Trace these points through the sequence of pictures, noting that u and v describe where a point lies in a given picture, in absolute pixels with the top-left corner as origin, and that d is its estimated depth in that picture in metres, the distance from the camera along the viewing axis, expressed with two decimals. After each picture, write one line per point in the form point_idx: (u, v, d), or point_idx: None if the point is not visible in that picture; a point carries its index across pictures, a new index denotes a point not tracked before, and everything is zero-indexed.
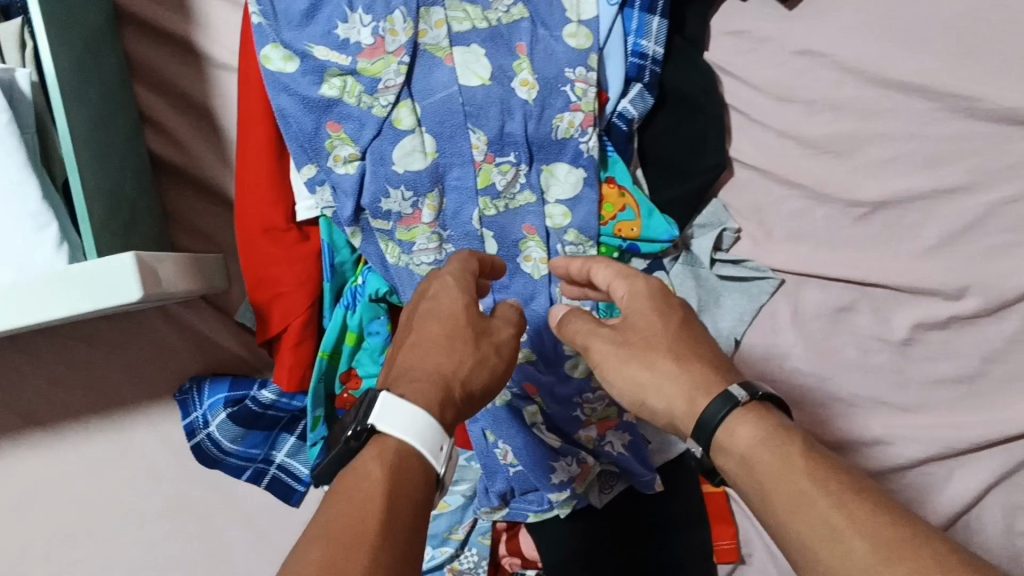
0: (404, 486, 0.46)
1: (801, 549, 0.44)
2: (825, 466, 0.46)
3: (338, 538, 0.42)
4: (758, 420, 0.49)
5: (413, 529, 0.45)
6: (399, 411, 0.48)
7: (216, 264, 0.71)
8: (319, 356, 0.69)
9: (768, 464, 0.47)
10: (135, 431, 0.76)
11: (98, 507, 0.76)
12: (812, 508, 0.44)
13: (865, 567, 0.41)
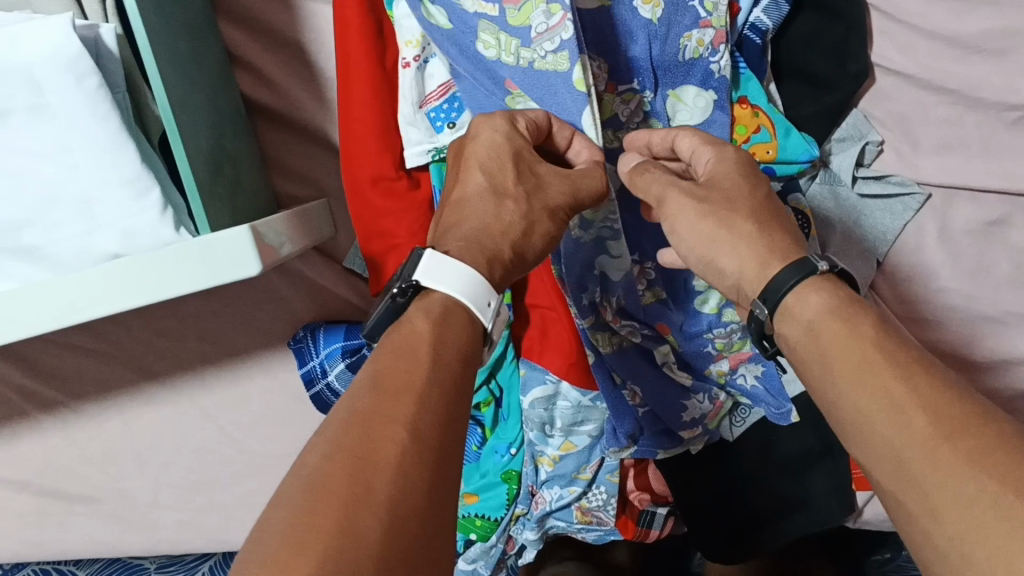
0: (449, 334, 0.46)
1: (863, 426, 0.42)
2: (894, 341, 0.44)
3: (387, 387, 0.42)
4: (830, 290, 0.47)
5: (459, 380, 0.45)
6: (443, 268, 0.48)
7: (320, 210, 0.68)
8: None
9: (835, 332, 0.45)
10: (251, 381, 0.73)
11: (223, 454, 0.75)
12: (876, 376, 0.42)
13: (924, 442, 0.39)
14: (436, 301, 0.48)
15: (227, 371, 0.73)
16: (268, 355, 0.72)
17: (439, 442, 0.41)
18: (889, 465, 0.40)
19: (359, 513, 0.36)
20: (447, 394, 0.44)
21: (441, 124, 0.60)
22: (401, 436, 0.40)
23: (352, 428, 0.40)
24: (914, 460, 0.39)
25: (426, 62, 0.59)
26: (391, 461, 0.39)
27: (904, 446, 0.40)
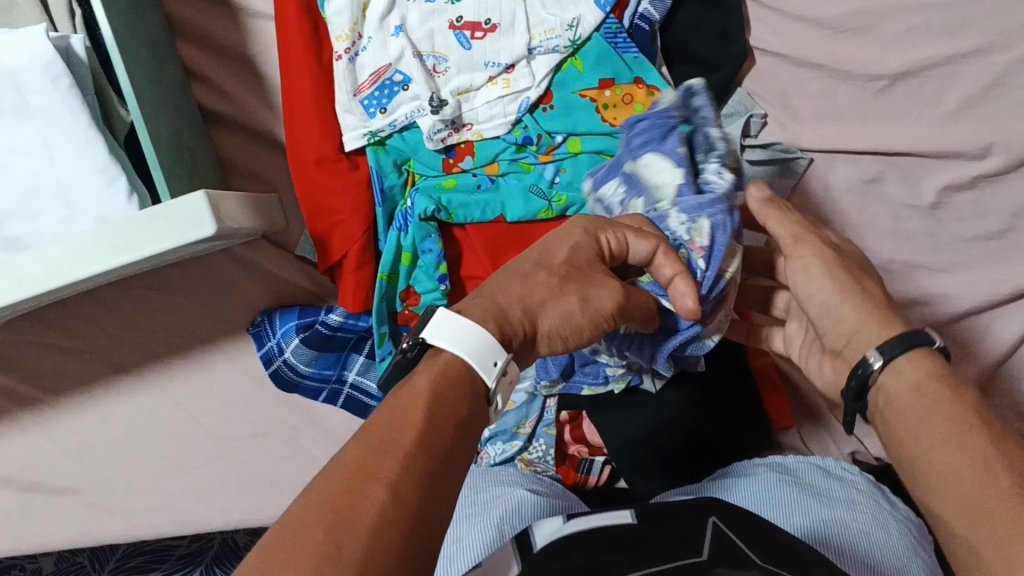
0: (449, 393, 0.45)
1: (942, 481, 0.45)
2: (983, 411, 0.46)
3: (374, 445, 0.41)
4: (932, 363, 0.50)
5: (453, 447, 0.44)
6: (449, 324, 0.47)
7: (274, 203, 0.76)
8: (379, 277, 0.74)
9: (938, 394, 0.48)
10: (216, 365, 0.80)
11: (192, 440, 0.82)
12: (972, 443, 0.45)
13: (1007, 502, 0.42)
14: (440, 359, 0.46)
15: (194, 359, 0.80)
16: (228, 342, 0.80)
17: (423, 506, 0.40)
18: (968, 516, 0.43)
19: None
20: (441, 455, 0.42)
21: (374, 110, 0.69)
22: (382, 494, 0.39)
23: (336, 486, 0.39)
24: (995, 518, 0.41)
25: (356, 56, 0.68)
26: (372, 525, 0.38)
27: (986, 505, 0.42)
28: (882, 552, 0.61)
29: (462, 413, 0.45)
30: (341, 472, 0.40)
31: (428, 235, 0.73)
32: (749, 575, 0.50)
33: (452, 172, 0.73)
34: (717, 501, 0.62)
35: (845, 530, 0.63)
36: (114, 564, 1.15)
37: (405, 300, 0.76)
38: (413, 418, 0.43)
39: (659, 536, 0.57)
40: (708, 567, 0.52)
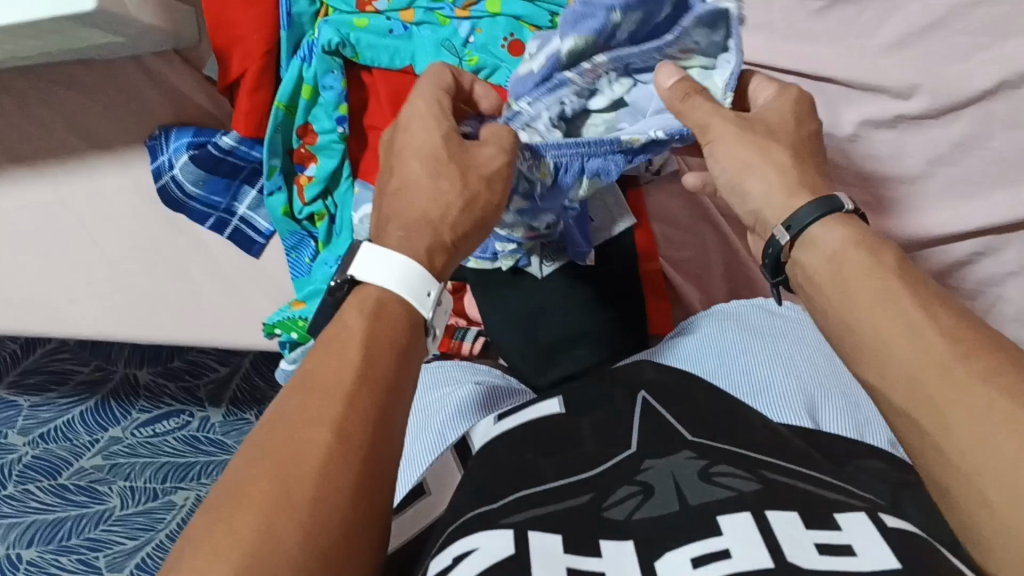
0: (383, 325, 0.49)
1: (874, 346, 0.45)
2: (909, 270, 0.47)
3: (317, 389, 0.46)
4: (845, 227, 0.49)
5: (394, 376, 0.48)
6: (378, 260, 0.51)
7: (186, 15, 0.75)
8: (275, 106, 0.72)
9: (859, 262, 0.47)
10: (108, 171, 0.79)
11: (77, 243, 0.82)
12: (896, 305, 0.45)
13: (943, 364, 0.42)
14: (369, 293, 0.51)
15: (87, 162, 0.79)
16: (125, 150, 0.79)
17: (370, 443, 0.45)
18: (904, 390, 0.43)
19: (279, 533, 0.40)
20: (382, 396, 0.47)
21: None
22: (325, 439, 0.44)
23: (279, 441, 0.44)
24: (936, 387, 0.42)
25: None
26: (318, 477, 0.42)
27: (919, 366, 0.43)
28: (823, 380, 0.61)
29: (395, 340, 0.49)
30: (284, 423, 0.45)
31: (330, 71, 0.71)
32: (681, 460, 0.51)
33: (365, 10, 0.71)
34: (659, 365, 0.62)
35: (789, 360, 0.63)
36: (13, 378, 1.16)
37: (301, 137, 0.74)
38: (351, 358, 0.47)
39: (588, 423, 0.57)
40: (641, 461, 0.52)
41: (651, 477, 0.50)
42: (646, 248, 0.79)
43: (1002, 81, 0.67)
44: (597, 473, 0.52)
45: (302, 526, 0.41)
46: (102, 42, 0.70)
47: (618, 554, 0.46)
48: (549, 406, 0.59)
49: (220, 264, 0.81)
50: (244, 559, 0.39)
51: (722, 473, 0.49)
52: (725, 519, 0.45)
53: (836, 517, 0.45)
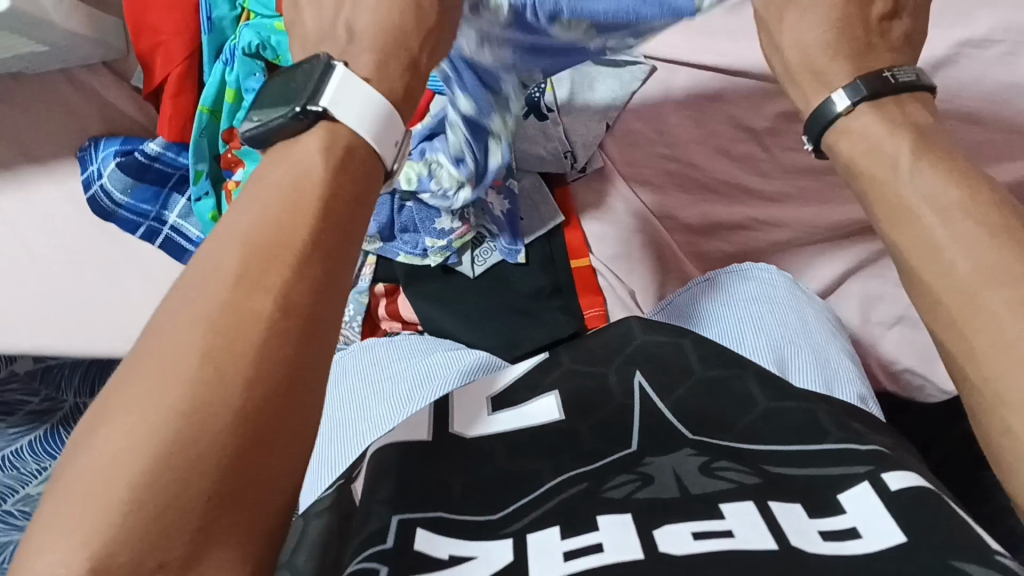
0: (346, 178, 0.44)
1: (908, 267, 0.45)
2: (953, 169, 0.44)
3: (261, 242, 0.40)
4: (884, 117, 0.47)
5: (346, 236, 0.43)
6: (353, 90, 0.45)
7: (111, 26, 0.76)
8: (200, 111, 0.73)
9: (903, 146, 0.45)
10: (41, 184, 0.81)
11: (17, 252, 0.84)
12: (912, 224, 0.44)
13: (968, 288, 0.41)
14: (343, 136, 0.44)
15: (21, 177, 0.81)
16: (56, 161, 0.81)
17: (314, 307, 0.40)
18: (929, 307, 0.43)
19: (213, 408, 0.36)
20: (330, 246, 0.42)
21: None
22: (270, 306, 0.39)
23: (216, 299, 0.39)
24: (957, 314, 0.41)
25: None
26: (257, 342, 0.38)
27: (944, 291, 0.42)
28: (798, 339, 0.63)
29: (353, 198, 0.44)
30: (225, 275, 0.39)
31: (252, 74, 0.70)
32: (682, 458, 0.51)
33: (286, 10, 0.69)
34: (648, 325, 0.62)
35: (762, 318, 0.64)
36: None
37: (226, 141, 0.74)
38: (306, 214, 0.41)
39: (587, 424, 0.54)
40: (641, 457, 0.52)
41: (651, 469, 0.50)
42: (572, 246, 0.80)
43: None
44: (595, 467, 0.51)
45: (247, 380, 0.37)
46: (25, 52, 0.72)
47: (618, 528, 0.45)
48: (549, 410, 0.56)
49: (152, 270, 0.83)
50: (185, 412, 0.35)
51: (724, 468, 0.50)
52: (727, 506, 0.46)
53: (840, 500, 0.46)
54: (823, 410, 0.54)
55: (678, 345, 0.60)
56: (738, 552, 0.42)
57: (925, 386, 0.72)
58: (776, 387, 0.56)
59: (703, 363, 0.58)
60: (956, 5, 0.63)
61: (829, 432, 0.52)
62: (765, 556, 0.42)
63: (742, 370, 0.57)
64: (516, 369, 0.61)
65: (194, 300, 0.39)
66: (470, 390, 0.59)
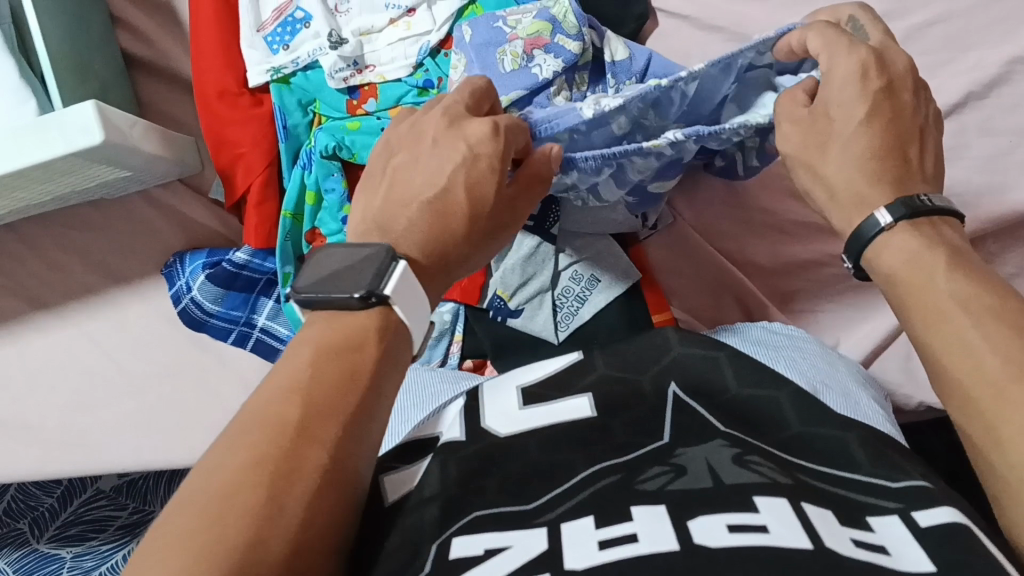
0: (380, 357, 0.49)
1: (940, 365, 0.48)
2: (976, 278, 0.48)
3: (318, 400, 0.45)
4: (916, 237, 0.51)
5: (376, 407, 0.48)
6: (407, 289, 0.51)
7: (187, 144, 0.80)
8: (284, 216, 0.75)
9: (937, 261, 0.50)
10: (128, 304, 0.84)
11: (107, 375, 0.85)
12: (952, 324, 0.47)
13: (997, 378, 0.44)
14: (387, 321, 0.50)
15: (110, 299, 0.84)
16: (141, 281, 0.83)
17: (352, 468, 0.45)
18: (961, 403, 0.46)
19: (267, 537, 0.39)
20: (368, 418, 0.47)
21: (277, 47, 0.73)
22: (322, 458, 0.43)
23: (277, 439, 0.43)
24: (989, 409, 0.44)
25: None
26: (310, 490, 0.42)
27: (976, 387, 0.45)
28: (828, 380, 0.62)
29: (386, 376, 0.49)
30: (284, 423, 0.43)
31: (331, 174, 0.73)
32: (716, 448, 0.51)
33: (356, 114, 0.74)
34: (684, 334, 0.62)
35: (794, 360, 0.63)
36: (53, 532, 1.15)
37: (310, 242, 0.76)
38: (353, 381, 0.47)
39: (621, 422, 0.55)
40: (673, 448, 0.52)
41: (685, 460, 0.51)
42: (653, 300, 0.82)
43: (967, 92, 0.69)
44: (629, 458, 0.52)
45: (302, 516, 0.41)
46: (110, 179, 0.74)
47: (652, 518, 0.45)
48: (580, 408, 0.57)
49: (240, 376, 0.84)
50: (257, 518, 0.39)
51: (757, 461, 0.49)
52: (761, 498, 0.45)
53: (870, 521, 0.46)
54: (854, 435, 0.53)
55: (713, 358, 0.60)
56: (775, 548, 0.41)
57: None
58: (808, 404, 0.56)
59: (738, 381, 0.58)
60: (998, 29, 0.68)
61: (862, 458, 0.52)
62: (800, 553, 0.41)
63: (778, 393, 0.57)
64: (552, 367, 0.61)
65: (265, 434, 0.43)
66: (502, 385, 0.60)
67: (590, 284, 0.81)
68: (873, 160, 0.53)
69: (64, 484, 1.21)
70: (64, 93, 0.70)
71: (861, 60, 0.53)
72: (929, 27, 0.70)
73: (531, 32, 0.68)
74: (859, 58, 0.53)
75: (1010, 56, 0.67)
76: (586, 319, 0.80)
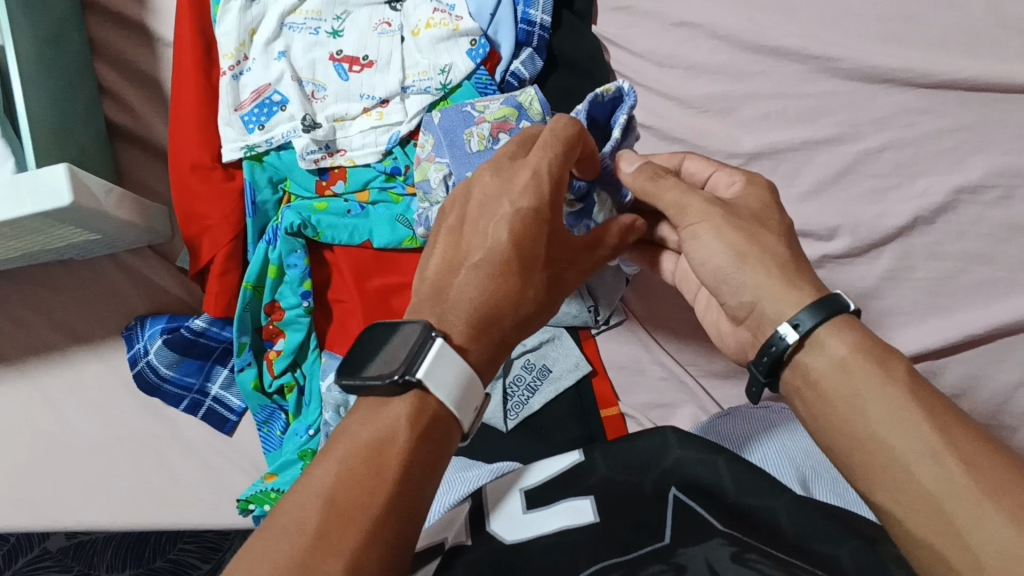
0: (427, 440, 0.48)
1: (900, 476, 0.46)
2: (924, 388, 0.48)
3: (339, 510, 0.45)
4: (850, 332, 0.51)
5: (418, 488, 0.47)
6: (443, 366, 0.48)
7: (159, 213, 0.83)
8: (244, 287, 0.78)
9: (869, 374, 0.49)
10: (88, 364, 0.85)
11: (55, 437, 0.85)
12: (912, 426, 0.46)
13: (970, 496, 0.43)
14: (427, 403, 0.48)
15: (72, 358, 0.85)
16: (104, 343, 0.85)
17: (383, 571, 0.44)
18: (922, 512, 0.44)
19: None
20: (405, 510, 0.46)
21: (252, 126, 0.76)
22: (339, 573, 0.43)
23: (292, 555, 0.43)
24: (959, 519, 0.43)
25: (239, 76, 0.76)
26: None
27: (946, 496, 0.44)
28: (815, 466, 0.64)
29: (431, 457, 0.48)
30: (303, 539, 0.44)
31: (294, 251, 0.77)
32: (715, 547, 0.54)
33: (324, 194, 0.78)
34: (684, 435, 0.61)
35: (784, 446, 0.66)
36: None
37: (270, 314, 0.79)
38: (387, 474, 0.46)
39: (623, 524, 0.58)
40: (673, 549, 0.55)
41: (685, 560, 0.53)
42: (602, 396, 0.84)
43: (915, 216, 0.71)
44: (630, 558, 0.55)
45: None
46: (79, 240, 0.77)
47: None
48: (582, 514, 0.59)
49: (191, 445, 0.84)
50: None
51: (757, 559, 0.51)
52: None
53: None
54: (846, 552, 0.53)
55: (711, 462, 0.59)
56: None
57: None
58: (807, 517, 0.56)
59: (737, 489, 0.58)
60: (944, 159, 0.71)
61: (851, 571, 0.52)
62: None
63: (775, 503, 0.57)
64: (551, 468, 0.62)
65: (339, 529, 0.44)
66: (504, 484, 0.62)
67: (541, 374, 0.84)
68: (801, 258, 0.56)
69: (11, 542, 1.18)
70: (43, 154, 0.72)
71: (766, 196, 0.58)
72: (878, 152, 0.72)
73: (498, 116, 0.72)
74: (759, 190, 0.59)
75: (957, 185, 0.70)
76: (536, 409, 0.82)
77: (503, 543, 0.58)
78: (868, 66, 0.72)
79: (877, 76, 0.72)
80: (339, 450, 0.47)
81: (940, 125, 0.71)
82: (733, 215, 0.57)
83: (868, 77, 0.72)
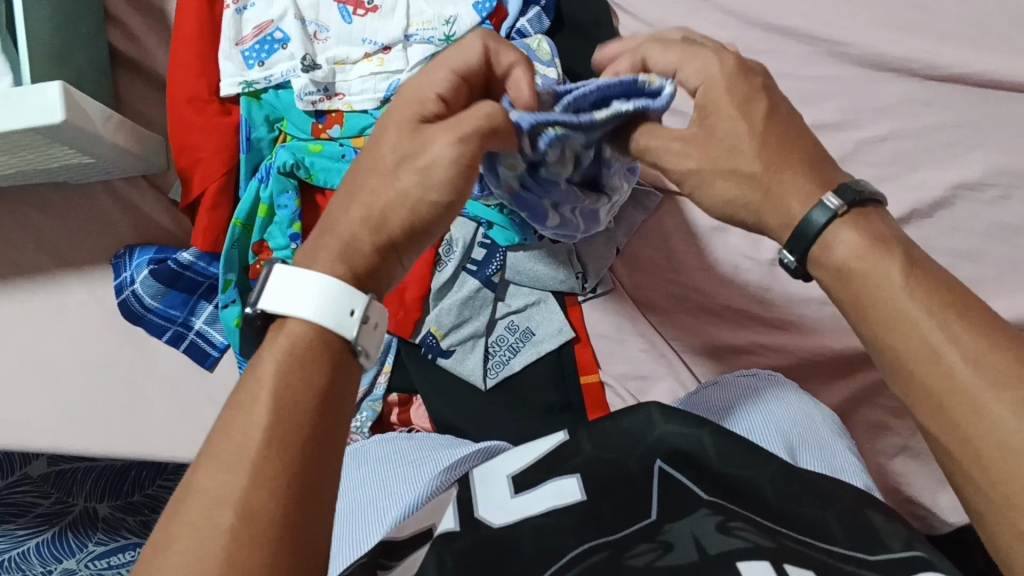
0: (305, 370, 0.46)
1: (906, 372, 0.47)
2: (927, 277, 0.48)
3: (225, 458, 0.42)
4: (861, 224, 0.50)
5: (314, 421, 0.45)
6: (286, 286, 0.48)
7: (155, 143, 0.83)
8: (234, 224, 0.78)
9: (878, 266, 0.48)
10: (73, 289, 0.85)
11: (35, 359, 0.85)
12: (914, 328, 0.46)
13: (969, 391, 0.44)
14: (286, 327, 0.47)
15: (58, 282, 0.85)
16: (91, 269, 0.85)
17: (288, 499, 0.42)
18: (932, 408, 0.46)
19: None
20: (299, 440, 0.43)
21: (252, 62, 0.76)
22: (229, 519, 0.40)
23: (185, 515, 0.41)
24: (962, 420, 0.44)
25: (243, 11, 0.76)
26: (222, 548, 0.39)
27: (953, 393, 0.45)
28: (804, 435, 0.64)
29: (314, 387, 0.45)
30: (192, 497, 0.42)
31: (286, 191, 0.77)
32: (699, 519, 0.55)
33: (320, 137, 0.77)
34: (669, 411, 0.60)
35: (771, 416, 0.65)
36: None
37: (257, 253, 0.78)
38: (258, 414, 0.43)
39: (610, 504, 0.57)
40: (660, 525, 0.56)
41: (671, 536, 0.54)
42: (582, 362, 0.83)
43: (912, 209, 0.70)
44: (619, 537, 0.55)
45: None
46: (72, 164, 0.77)
47: None
48: (569, 492, 0.58)
49: (172, 377, 0.85)
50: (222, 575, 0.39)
51: (740, 528, 0.54)
52: (745, 564, 0.51)
53: None
54: (833, 518, 0.55)
55: (697, 438, 0.58)
56: None
57: (927, 512, 0.74)
58: (794, 486, 0.57)
59: (722, 460, 0.58)
60: (945, 152, 0.70)
61: (839, 536, 0.54)
62: None
63: (758, 474, 0.57)
64: (537, 449, 0.61)
65: (225, 475, 0.42)
66: (491, 470, 0.60)
67: (524, 336, 0.83)
68: (779, 160, 0.51)
69: None
70: (40, 74, 0.72)
71: (736, 57, 0.53)
72: (879, 141, 0.71)
73: None
74: (727, 49, 0.54)
75: (955, 180, 0.69)
76: (515, 369, 0.82)
77: (491, 528, 0.56)
78: (874, 51, 0.71)
79: (883, 64, 0.71)
80: (245, 392, 0.45)
81: (943, 119, 0.70)
82: (707, 141, 0.52)
83: (874, 64, 0.71)
